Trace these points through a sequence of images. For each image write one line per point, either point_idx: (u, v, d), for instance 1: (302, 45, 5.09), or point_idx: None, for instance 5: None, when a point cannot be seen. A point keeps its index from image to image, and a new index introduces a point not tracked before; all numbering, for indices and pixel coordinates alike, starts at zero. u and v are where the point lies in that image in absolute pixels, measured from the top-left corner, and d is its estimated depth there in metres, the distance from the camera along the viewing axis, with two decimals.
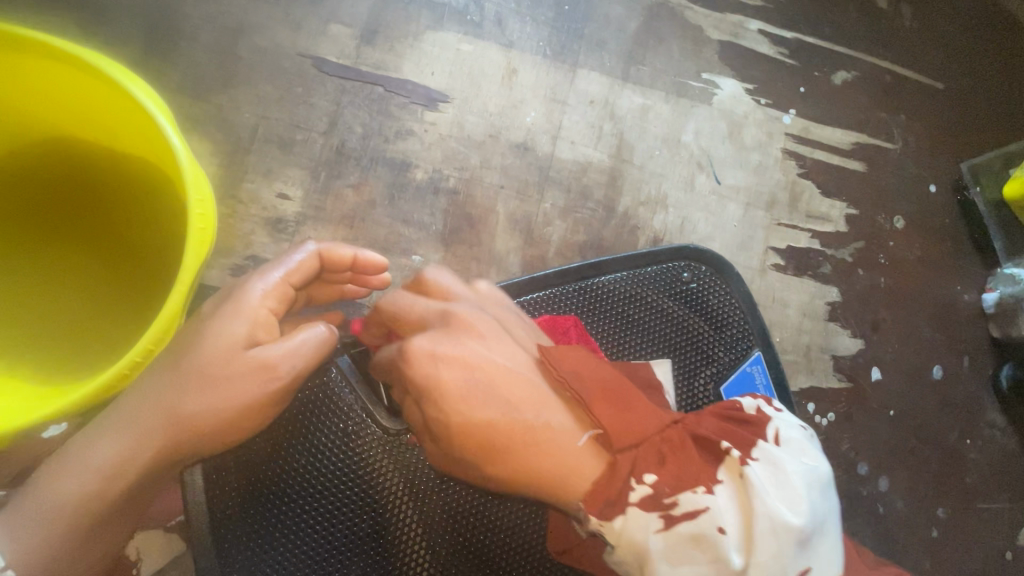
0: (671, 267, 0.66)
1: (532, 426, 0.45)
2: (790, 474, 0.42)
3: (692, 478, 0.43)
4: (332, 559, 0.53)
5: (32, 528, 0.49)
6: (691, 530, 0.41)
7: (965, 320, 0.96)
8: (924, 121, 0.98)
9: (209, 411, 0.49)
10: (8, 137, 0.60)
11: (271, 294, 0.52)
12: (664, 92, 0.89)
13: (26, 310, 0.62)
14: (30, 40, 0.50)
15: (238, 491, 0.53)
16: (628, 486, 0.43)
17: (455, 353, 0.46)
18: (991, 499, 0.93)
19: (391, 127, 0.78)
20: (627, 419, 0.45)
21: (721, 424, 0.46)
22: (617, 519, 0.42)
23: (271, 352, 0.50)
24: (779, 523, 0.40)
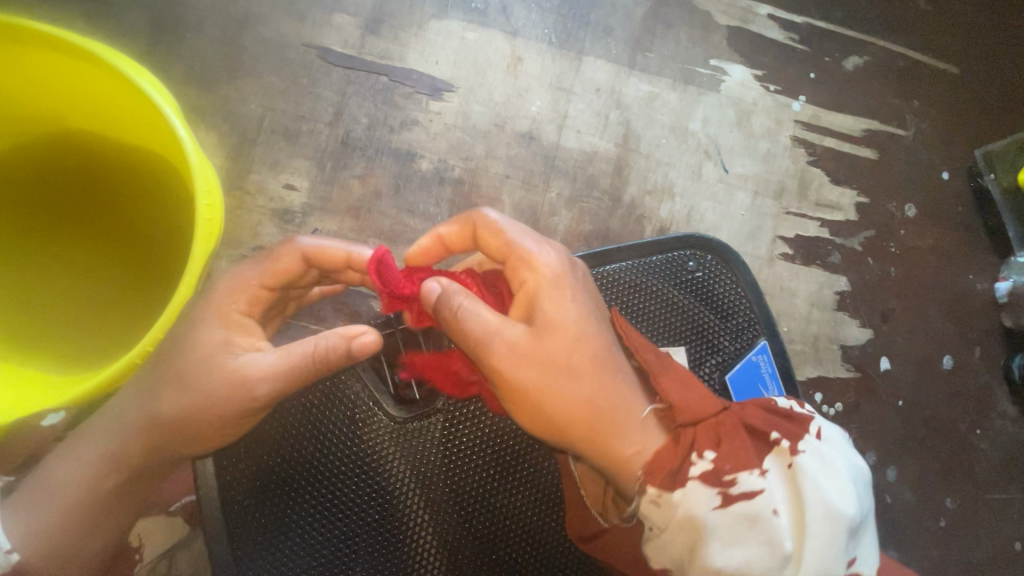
0: (676, 256, 0.65)
1: (617, 364, 0.50)
2: (835, 465, 0.47)
3: (747, 461, 0.47)
4: (342, 546, 0.54)
5: (44, 509, 0.53)
6: (747, 509, 0.45)
7: (977, 310, 0.95)
8: (938, 107, 0.96)
9: (187, 413, 0.49)
10: (20, 128, 0.61)
11: (240, 295, 0.52)
12: (671, 80, 0.88)
13: (34, 303, 0.63)
14: (39, 33, 0.51)
15: (249, 479, 0.53)
16: (689, 461, 0.47)
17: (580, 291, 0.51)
18: (1002, 489, 0.92)
19: (396, 117, 0.78)
20: (695, 398, 0.50)
21: (766, 412, 0.51)
22: (677, 491, 0.46)
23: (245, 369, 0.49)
24: (831, 510, 0.45)
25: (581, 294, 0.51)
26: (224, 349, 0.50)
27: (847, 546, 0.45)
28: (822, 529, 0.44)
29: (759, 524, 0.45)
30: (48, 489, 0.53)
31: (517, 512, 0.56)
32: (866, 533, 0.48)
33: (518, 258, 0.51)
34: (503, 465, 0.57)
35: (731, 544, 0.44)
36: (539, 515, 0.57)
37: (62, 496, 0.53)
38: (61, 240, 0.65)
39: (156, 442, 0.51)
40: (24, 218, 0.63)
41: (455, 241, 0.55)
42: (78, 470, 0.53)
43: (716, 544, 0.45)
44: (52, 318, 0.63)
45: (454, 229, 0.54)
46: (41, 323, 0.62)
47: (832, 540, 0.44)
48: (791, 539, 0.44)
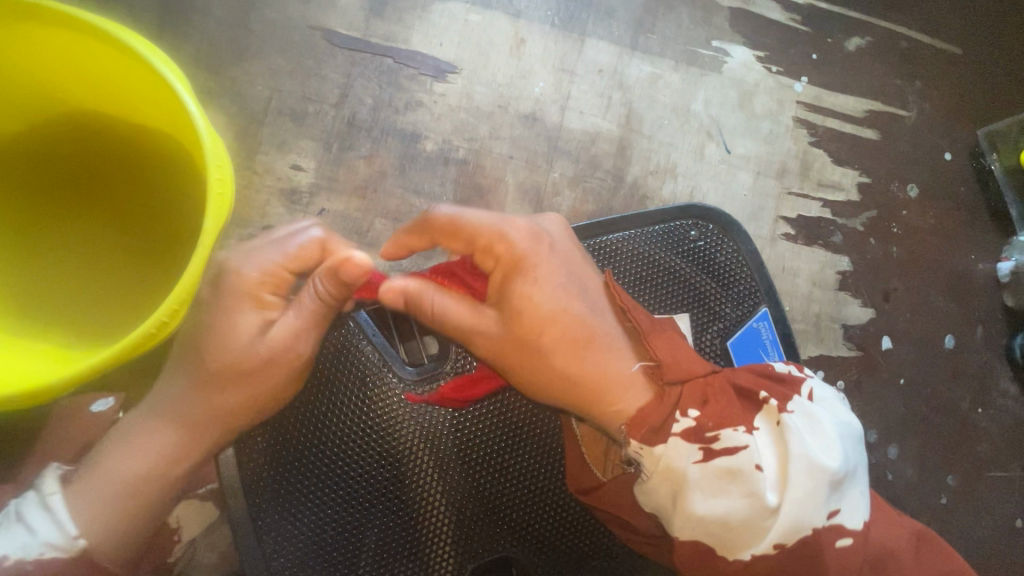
0: (679, 226, 0.66)
1: (592, 336, 0.51)
2: (823, 423, 0.50)
3: (731, 419, 0.49)
4: (352, 502, 0.55)
5: (91, 505, 0.51)
6: (728, 464, 0.47)
7: (979, 290, 0.95)
8: (940, 87, 0.96)
9: (245, 395, 0.51)
10: (37, 110, 0.63)
11: (268, 278, 0.51)
12: (673, 61, 0.88)
13: (62, 290, 0.64)
14: (54, 12, 0.52)
15: (263, 436, 0.54)
16: (672, 418, 0.49)
17: (553, 264, 0.53)
18: (1003, 467, 0.93)
19: (401, 98, 0.79)
20: (682, 362, 0.51)
21: (755, 380, 0.53)
22: (659, 445, 0.48)
23: (282, 336, 0.51)
24: (813, 464, 0.47)
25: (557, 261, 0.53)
26: (254, 331, 0.50)
27: (832, 499, 0.48)
28: (803, 482, 0.47)
29: (740, 477, 0.47)
30: (95, 485, 0.52)
31: (524, 472, 0.58)
32: (857, 488, 0.50)
33: (491, 241, 0.52)
34: (508, 427, 0.58)
35: (713, 495, 0.47)
36: (546, 477, 0.58)
37: (93, 487, 0.51)
38: (82, 228, 0.66)
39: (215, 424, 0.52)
40: (46, 210, 0.66)
41: (412, 240, 0.55)
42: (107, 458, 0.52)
43: (699, 496, 0.47)
44: (73, 295, 0.64)
45: (412, 233, 0.54)
46: (62, 301, 0.64)
47: (813, 491, 0.47)
48: (774, 492, 0.47)
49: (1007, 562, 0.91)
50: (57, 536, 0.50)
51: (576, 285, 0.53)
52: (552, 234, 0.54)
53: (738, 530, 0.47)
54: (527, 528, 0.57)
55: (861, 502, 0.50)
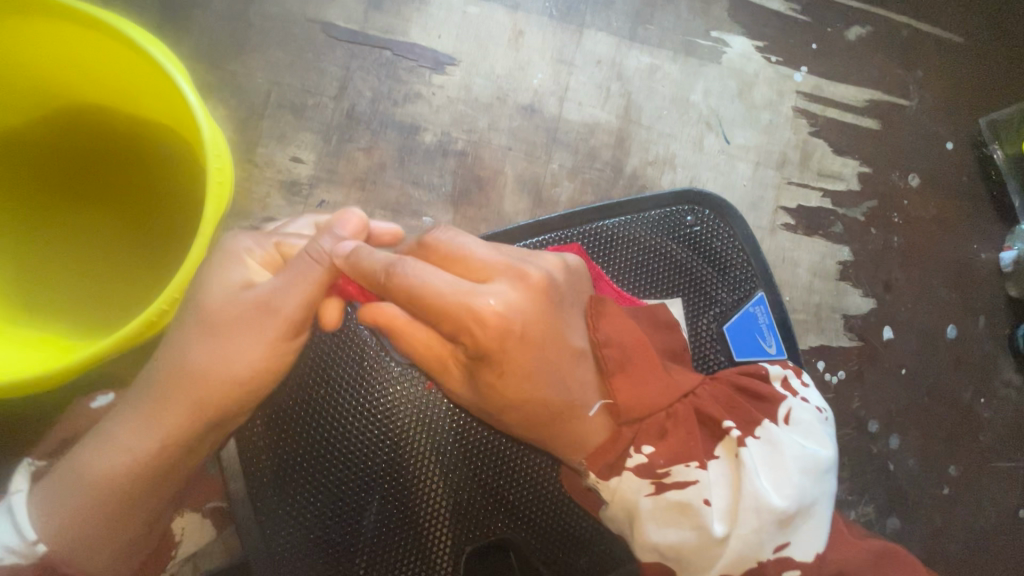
0: (675, 211, 0.66)
1: (554, 417, 0.51)
2: (783, 456, 0.50)
3: (686, 454, 0.50)
4: (352, 486, 0.55)
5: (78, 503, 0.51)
6: (679, 498, 0.49)
7: (981, 279, 0.95)
8: (941, 76, 0.96)
9: (219, 353, 0.49)
10: (46, 104, 0.64)
11: (259, 256, 0.52)
12: (672, 52, 0.88)
13: (65, 286, 0.65)
14: (58, 7, 0.52)
15: (264, 421, 0.55)
16: (626, 453, 0.51)
17: (533, 339, 0.48)
18: (1006, 457, 0.92)
19: (399, 90, 0.79)
20: (644, 392, 0.51)
21: (723, 406, 0.53)
22: (612, 479, 0.51)
23: (262, 292, 0.49)
24: (762, 501, 0.48)
25: (532, 344, 0.48)
26: (236, 289, 0.50)
27: (780, 534, 0.49)
28: (750, 518, 0.48)
29: (690, 511, 0.49)
30: (75, 474, 0.51)
31: (522, 458, 0.58)
32: (816, 520, 0.51)
33: (456, 329, 0.46)
34: None
35: (664, 525, 0.49)
36: (544, 463, 0.58)
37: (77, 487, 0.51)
38: (82, 221, 0.67)
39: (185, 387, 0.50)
40: (49, 205, 0.66)
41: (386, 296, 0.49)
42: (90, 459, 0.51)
43: (650, 525, 0.50)
44: (69, 289, 0.65)
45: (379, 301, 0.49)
46: (57, 295, 0.64)
47: (759, 528, 0.48)
48: (722, 523, 0.49)
49: (1010, 551, 0.91)
50: (16, 542, 0.51)
51: (553, 353, 0.50)
52: (523, 317, 0.48)
53: (685, 558, 0.50)
54: (525, 512, 0.58)
55: (817, 535, 0.50)
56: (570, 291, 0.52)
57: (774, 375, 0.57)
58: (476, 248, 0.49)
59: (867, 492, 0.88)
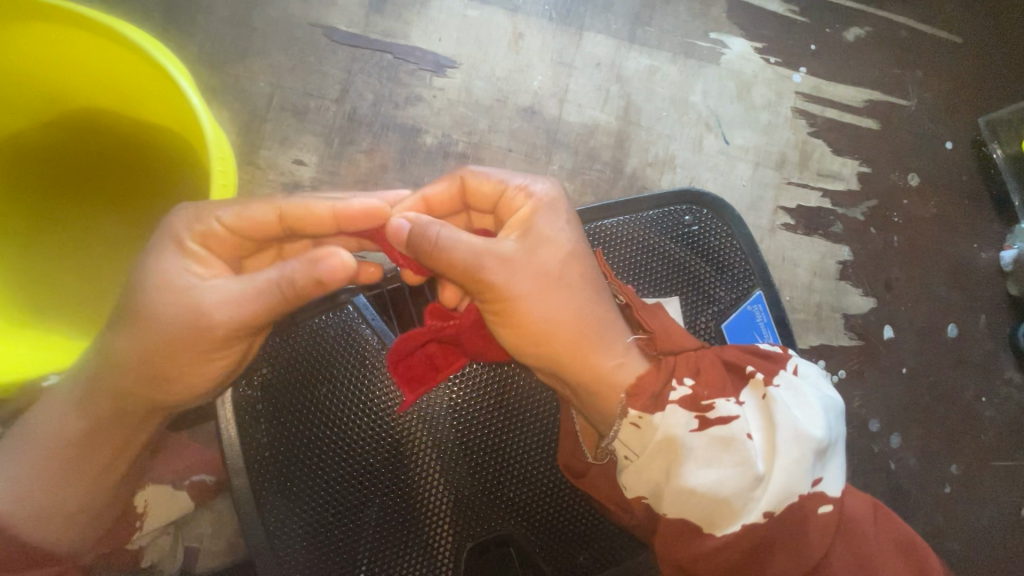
0: (673, 211, 0.66)
1: (594, 294, 0.52)
2: (808, 395, 0.51)
3: (724, 389, 0.49)
4: (354, 483, 0.56)
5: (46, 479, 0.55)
6: (723, 433, 0.48)
7: (982, 278, 0.95)
8: (940, 76, 0.96)
9: (153, 350, 0.49)
10: (55, 107, 0.66)
11: (208, 237, 0.50)
12: (671, 53, 0.89)
13: (68, 289, 0.66)
14: (66, 12, 0.53)
15: (266, 418, 0.55)
16: (669, 387, 0.49)
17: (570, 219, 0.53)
18: (1008, 456, 0.92)
19: (401, 93, 0.80)
20: (673, 335, 0.53)
21: (740, 354, 0.54)
22: (657, 414, 0.48)
23: (202, 297, 0.48)
24: (801, 432, 0.47)
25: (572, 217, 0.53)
26: (182, 279, 0.48)
27: (816, 469, 0.48)
28: (791, 449, 0.47)
29: (733, 446, 0.47)
30: (51, 446, 0.54)
31: (523, 451, 0.59)
32: (838, 462, 0.51)
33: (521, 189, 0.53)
34: (505, 405, 0.59)
35: (705, 464, 0.47)
36: (544, 459, 0.59)
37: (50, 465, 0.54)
38: (81, 224, 0.68)
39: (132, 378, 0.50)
40: (46, 206, 0.67)
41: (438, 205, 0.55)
42: (62, 438, 0.54)
43: (691, 464, 0.47)
44: (69, 288, 0.66)
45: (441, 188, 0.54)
46: (60, 296, 0.65)
47: (800, 462, 0.47)
48: (762, 460, 0.47)
49: (1013, 551, 0.90)
50: None
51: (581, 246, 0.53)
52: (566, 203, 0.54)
53: (727, 502, 0.46)
54: (526, 505, 0.58)
55: (841, 475, 0.50)
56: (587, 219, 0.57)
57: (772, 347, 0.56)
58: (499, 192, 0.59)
59: (870, 491, 0.88)
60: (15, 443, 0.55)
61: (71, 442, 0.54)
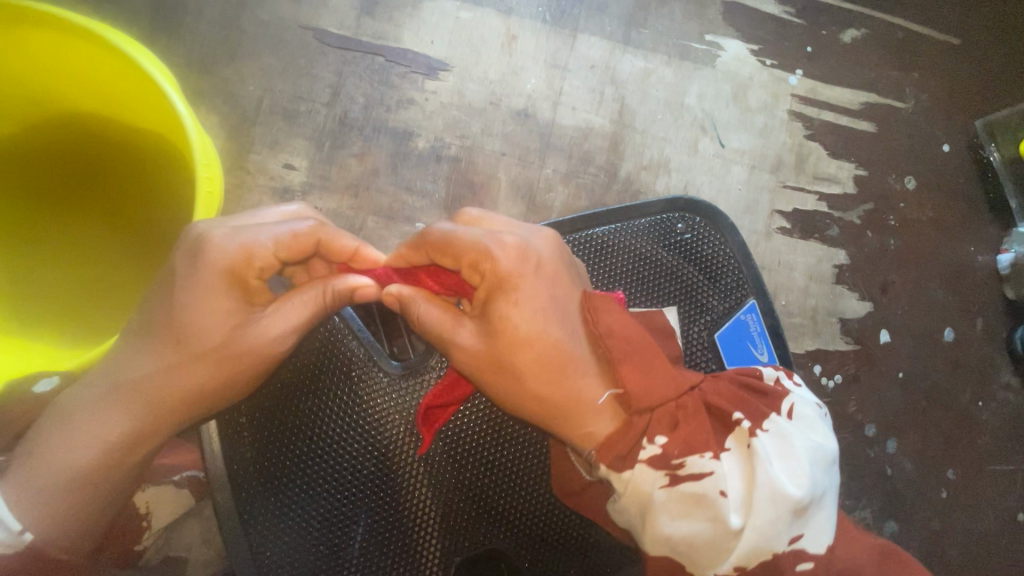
0: (665, 219, 0.66)
1: (563, 361, 0.50)
2: (795, 446, 0.47)
3: (699, 445, 0.47)
4: (339, 497, 0.55)
5: (40, 503, 0.50)
6: (694, 489, 0.46)
7: (978, 282, 0.94)
8: (937, 78, 0.95)
9: (198, 386, 0.50)
10: (50, 111, 0.65)
11: (253, 262, 0.49)
12: (666, 55, 0.88)
13: (64, 295, 0.65)
14: (58, 20, 0.52)
15: (250, 432, 0.55)
16: (639, 445, 0.48)
17: (540, 279, 0.51)
18: (1004, 461, 0.92)
19: (392, 96, 0.79)
20: (655, 387, 0.48)
21: (731, 396, 0.50)
22: (626, 471, 0.47)
23: (264, 328, 0.50)
24: (779, 491, 0.45)
25: (546, 276, 0.51)
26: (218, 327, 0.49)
27: (796, 526, 0.46)
28: (768, 508, 0.45)
29: (705, 502, 0.46)
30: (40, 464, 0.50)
31: (511, 467, 0.58)
32: (825, 512, 0.48)
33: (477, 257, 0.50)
34: (493, 418, 0.58)
35: (676, 517, 0.46)
36: (533, 471, 0.58)
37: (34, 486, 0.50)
38: (80, 229, 0.67)
39: (165, 405, 0.50)
40: (44, 210, 0.66)
41: (410, 253, 0.54)
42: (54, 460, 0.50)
43: (663, 517, 0.46)
44: (60, 294, 0.65)
45: (411, 246, 0.53)
46: (57, 301, 0.64)
47: (776, 520, 0.45)
48: (739, 515, 0.45)
49: (1009, 556, 0.90)
50: None
51: (557, 302, 0.51)
52: (540, 252, 0.52)
53: (698, 552, 0.46)
54: (515, 521, 0.57)
55: (827, 525, 0.48)
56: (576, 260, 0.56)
57: (768, 376, 0.54)
58: (493, 217, 0.55)
59: (866, 496, 0.88)
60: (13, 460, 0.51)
61: (61, 463, 0.50)
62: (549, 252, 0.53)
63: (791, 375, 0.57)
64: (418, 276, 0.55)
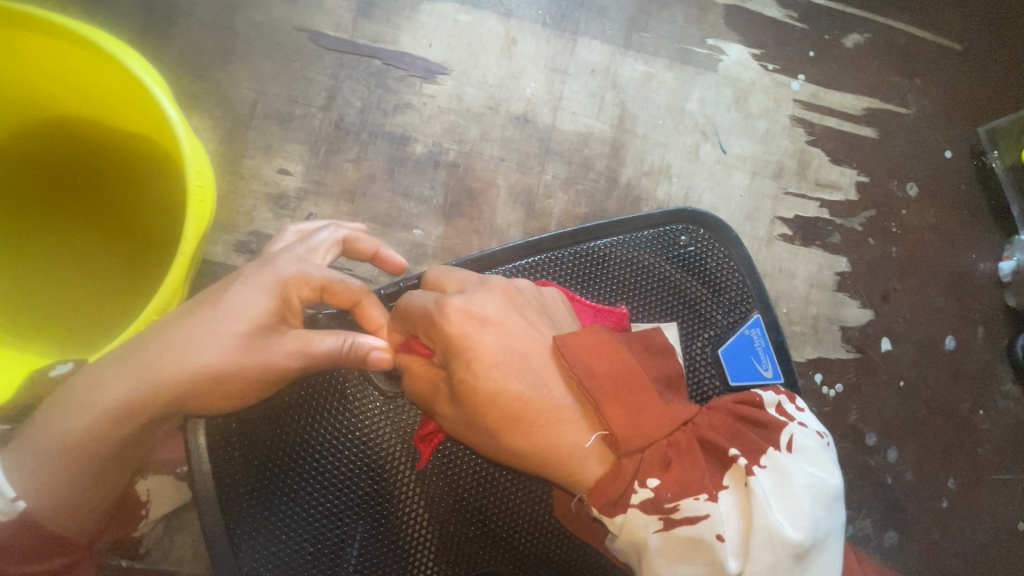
0: (668, 231, 0.65)
1: (536, 418, 0.47)
2: (794, 485, 0.46)
3: (694, 486, 0.46)
4: (334, 518, 0.54)
5: (38, 479, 0.46)
6: (689, 533, 0.45)
7: (979, 290, 0.94)
8: (939, 84, 0.94)
9: (223, 391, 0.48)
10: (67, 105, 0.62)
11: (303, 282, 0.49)
12: (667, 60, 0.87)
13: (54, 303, 0.63)
14: (62, 28, 0.51)
15: (241, 452, 0.53)
16: (631, 488, 0.47)
17: (484, 337, 0.48)
18: (1005, 470, 0.91)
19: (389, 100, 0.78)
20: (642, 428, 0.47)
21: (727, 429, 0.50)
22: (618, 515, 0.47)
23: (288, 344, 0.48)
24: (779, 534, 0.44)
25: (494, 329, 0.49)
26: (255, 328, 0.47)
27: (800, 569, 0.45)
28: (766, 553, 0.44)
29: (702, 546, 0.45)
30: (36, 455, 0.46)
31: (509, 487, 0.57)
32: (829, 553, 0.47)
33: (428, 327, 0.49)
34: None
35: (675, 561, 0.46)
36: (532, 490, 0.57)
37: (35, 466, 0.46)
38: (75, 233, 0.65)
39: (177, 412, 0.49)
40: (43, 209, 0.65)
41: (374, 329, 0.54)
42: (54, 446, 0.46)
43: (661, 561, 0.46)
44: (47, 298, 0.63)
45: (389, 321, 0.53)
46: (46, 309, 0.63)
47: (777, 565, 0.44)
48: (735, 559, 0.45)
49: (1009, 565, 0.89)
50: None
51: (516, 352, 0.49)
52: (485, 307, 0.50)
53: None
54: (513, 541, 0.56)
55: (833, 564, 0.47)
56: (536, 300, 0.54)
57: (768, 403, 0.53)
58: (452, 275, 0.54)
59: (865, 505, 0.87)
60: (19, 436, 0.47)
61: (64, 446, 0.46)
62: (494, 306, 0.50)
63: (793, 398, 0.56)
64: (410, 343, 0.52)
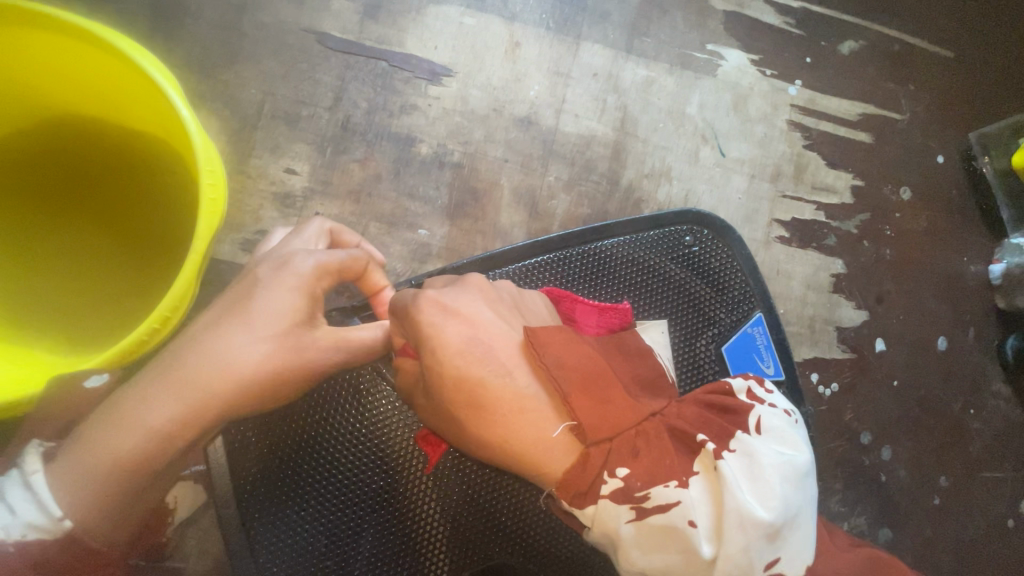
0: (673, 232, 0.66)
1: (507, 407, 0.48)
2: (764, 467, 0.45)
3: (663, 473, 0.46)
4: (347, 511, 0.54)
5: (86, 500, 0.45)
6: (662, 521, 0.44)
7: (970, 292, 0.96)
8: (932, 90, 0.97)
9: (235, 381, 0.47)
10: (77, 108, 0.63)
11: (325, 272, 0.50)
12: (668, 64, 0.88)
13: (69, 305, 0.63)
14: (69, 24, 0.51)
15: (256, 447, 0.54)
16: (600, 479, 0.47)
17: (448, 321, 0.49)
18: (994, 467, 0.93)
19: (395, 101, 0.79)
20: (609, 416, 0.47)
21: (698, 419, 0.50)
22: (589, 506, 0.47)
23: (322, 337, 0.49)
24: (749, 517, 0.43)
25: (459, 319, 0.50)
26: (289, 326, 0.48)
27: (772, 550, 0.43)
28: (738, 536, 0.42)
29: (675, 534, 0.44)
30: (81, 475, 0.45)
31: (519, 484, 0.57)
32: (802, 531, 0.45)
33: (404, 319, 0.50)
34: None
35: (650, 551, 0.45)
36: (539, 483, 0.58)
37: (80, 488, 0.45)
38: (91, 237, 0.66)
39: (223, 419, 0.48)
40: (55, 214, 0.66)
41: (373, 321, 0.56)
42: (96, 466, 0.45)
43: (636, 552, 0.45)
44: (54, 296, 0.63)
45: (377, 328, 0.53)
46: (61, 311, 0.63)
47: (749, 547, 0.42)
48: (708, 544, 0.43)
49: (999, 561, 0.91)
50: (40, 518, 0.44)
51: (482, 341, 0.49)
52: (456, 297, 0.51)
53: None
54: (521, 533, 0.57)
55: (806, 546, 0.45)
56: (510, 297, 0.55)
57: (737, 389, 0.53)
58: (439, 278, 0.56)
59: (860, 502, 0.89)
60: (63, 448, 0.46)
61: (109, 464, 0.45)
62: (462, 296, 0.52)
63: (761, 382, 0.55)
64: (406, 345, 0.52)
